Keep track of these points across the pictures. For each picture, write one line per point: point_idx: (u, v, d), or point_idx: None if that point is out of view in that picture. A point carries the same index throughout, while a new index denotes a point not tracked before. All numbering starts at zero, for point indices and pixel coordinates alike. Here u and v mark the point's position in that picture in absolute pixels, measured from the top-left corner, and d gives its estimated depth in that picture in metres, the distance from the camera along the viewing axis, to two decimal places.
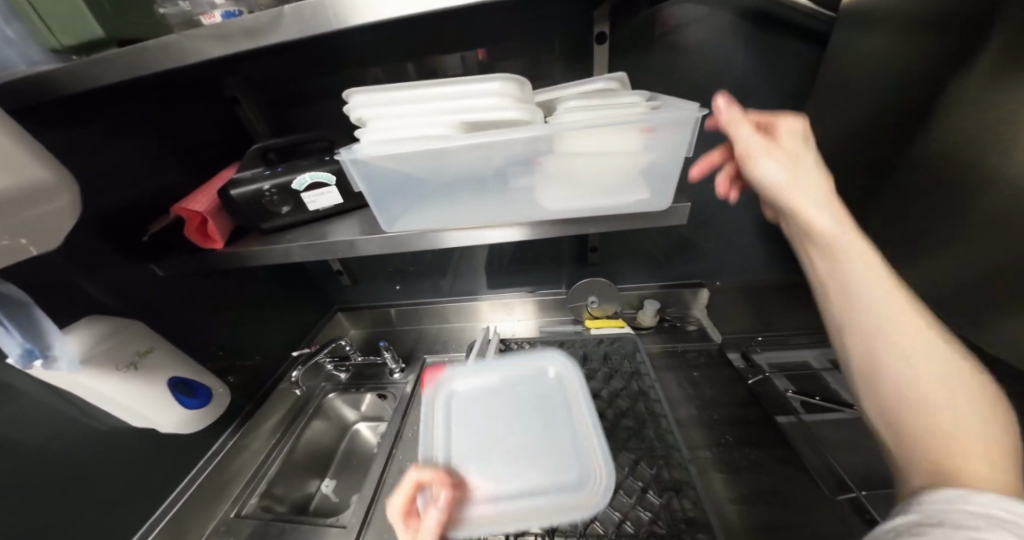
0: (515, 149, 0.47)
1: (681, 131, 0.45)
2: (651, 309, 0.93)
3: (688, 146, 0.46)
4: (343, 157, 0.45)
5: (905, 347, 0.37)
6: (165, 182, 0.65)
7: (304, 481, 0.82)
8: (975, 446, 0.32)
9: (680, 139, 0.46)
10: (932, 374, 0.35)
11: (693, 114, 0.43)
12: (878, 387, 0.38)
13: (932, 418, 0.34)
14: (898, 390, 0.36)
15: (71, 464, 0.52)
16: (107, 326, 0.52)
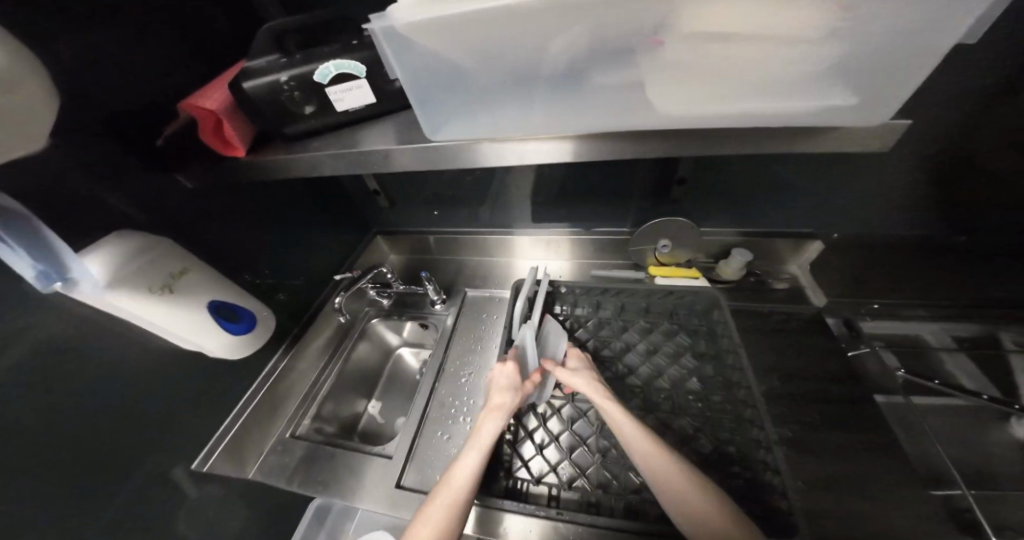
0: (639, 7, 0.29)
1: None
2: (739, 261, 0.77)
3: (960, 29, 0.27)
4: (370, 27, 0.32)
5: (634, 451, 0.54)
6: (174, 73, 0.54)
7: (353, 398, 0.84)
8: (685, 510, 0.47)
9: (950, 9, 0.26)
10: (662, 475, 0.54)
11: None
12: (668, 486, 0.49)
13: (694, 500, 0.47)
14: (669, 488, 0.49)
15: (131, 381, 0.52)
16: (134, 244, 0.47)
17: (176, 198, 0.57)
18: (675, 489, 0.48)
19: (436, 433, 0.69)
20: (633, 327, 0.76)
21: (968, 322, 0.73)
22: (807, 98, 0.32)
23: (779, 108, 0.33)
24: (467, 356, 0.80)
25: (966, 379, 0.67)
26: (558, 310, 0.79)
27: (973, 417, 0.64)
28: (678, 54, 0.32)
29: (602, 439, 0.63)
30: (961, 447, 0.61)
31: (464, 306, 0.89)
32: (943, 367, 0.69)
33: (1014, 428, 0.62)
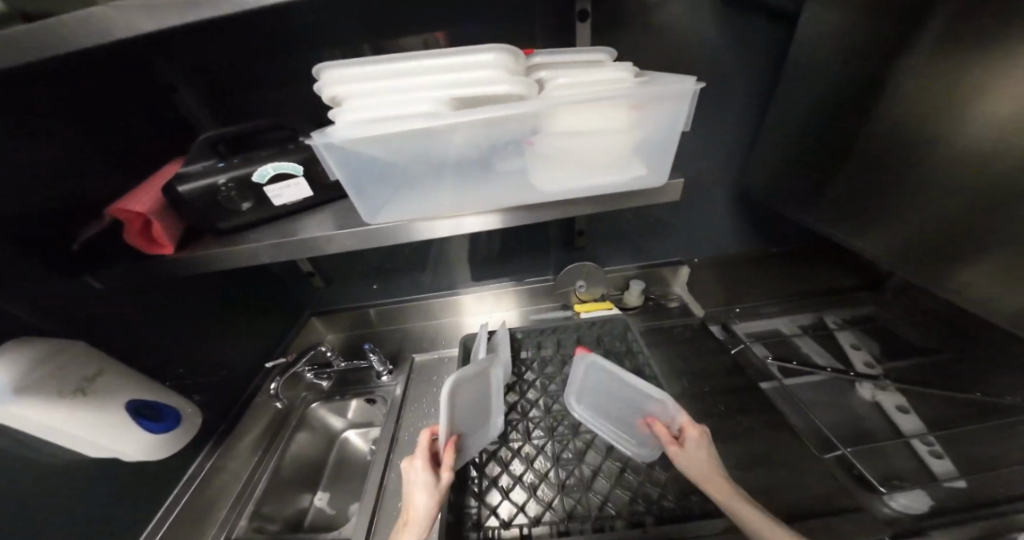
0: (511, 125, 0.43)
1: (676, 103, 0.44)
2: (637, 289, 0.94)
3: (685, 120, 0.46)
4: (315, 141, 0.40)
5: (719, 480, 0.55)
6: (96, 182, 0.56)
7: (295, 495, 0.76)
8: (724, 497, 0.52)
9: (676, 111, 0.45)
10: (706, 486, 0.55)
11: (689, 87, 0.42)
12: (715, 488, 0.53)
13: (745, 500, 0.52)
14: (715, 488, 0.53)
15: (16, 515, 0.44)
16: (44, 349, 0.45)
17: (89, 301, 0.55)
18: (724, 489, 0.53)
19: (396, 505, 0.66)
20: (572, 359, 0.84)
21: (804, 313, 0.97)
22: (635, 166, 0.49)
23: (621, 176, 0.49)
24: (421, 421, 0.80)
25: (818, 357, 0.86)
26: (525, 355, 0.86)
27: (831, 386, 0.79)
28: (546, 147, 0.46)
29: (560, 469, 0.66)
30: (828, 415, 0.75)
31: (413, 372, 0.91)
32: (801, 350, 0.88)
33: (862, 391, 0.77)
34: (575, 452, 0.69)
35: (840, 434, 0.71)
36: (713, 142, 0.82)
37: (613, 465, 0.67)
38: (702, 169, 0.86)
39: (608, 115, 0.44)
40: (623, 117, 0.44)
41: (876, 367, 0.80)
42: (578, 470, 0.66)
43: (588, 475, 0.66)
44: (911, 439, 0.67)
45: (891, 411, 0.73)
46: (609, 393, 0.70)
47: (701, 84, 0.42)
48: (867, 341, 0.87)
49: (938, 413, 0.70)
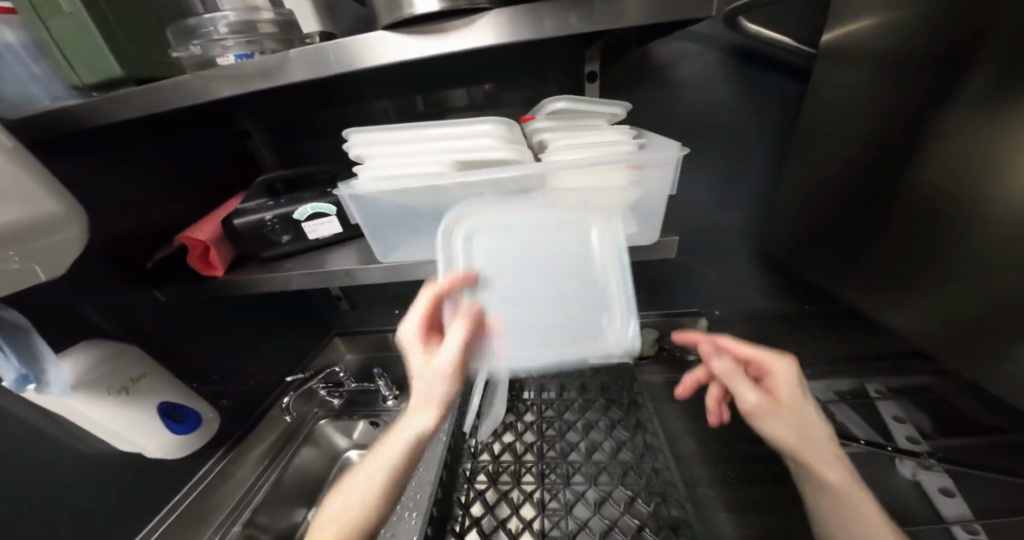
0: (507, 187, 0.48)
1: (661, 169, 0.47)
2: (650, 338, 0.92)
3: (670, 185, 0.48)
4: (341, 192, 0.47)
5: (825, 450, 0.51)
6: (172, 211, 0.68)
7: (291, 509, 0.79)
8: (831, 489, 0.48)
9: (663, 176, 0.47)
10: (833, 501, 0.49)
11: (675, 153, 0.45)
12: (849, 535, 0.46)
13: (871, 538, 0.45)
14: None
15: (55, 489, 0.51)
16: (105, 349, 0.54)
17: (150, 309, 0.65)
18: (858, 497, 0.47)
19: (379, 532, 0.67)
20: (574, 406, 0.83)
21: (843, 378, 0.89)
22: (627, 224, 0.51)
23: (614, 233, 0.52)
24: None
25: (856, 429, 0.78)
26: (526, 397, 0.87)
27: (863, 462, 0.72)
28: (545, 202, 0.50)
29: (545, 519, 0.64)
30: None
31: None
32: (836, 418, 0.80)
33: (903, 469, 0.70)
34: (564, 504, 0.66)
35: None
36: (732, 195, 0.82)
37: (600, 522, 0.63)
38: (720, 221, 0.85)
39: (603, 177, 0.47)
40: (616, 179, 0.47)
41: (922, 444, 0.73)
42: (563, 522, 0.63)
43: (572, 529, 0.62)
44: (951, 525, 0.59)
45: (934, 494, 0.65)
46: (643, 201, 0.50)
47: (685, 150, 0.45)
48: (916, 413, 0.79)
49: (992, 503, 0.62)
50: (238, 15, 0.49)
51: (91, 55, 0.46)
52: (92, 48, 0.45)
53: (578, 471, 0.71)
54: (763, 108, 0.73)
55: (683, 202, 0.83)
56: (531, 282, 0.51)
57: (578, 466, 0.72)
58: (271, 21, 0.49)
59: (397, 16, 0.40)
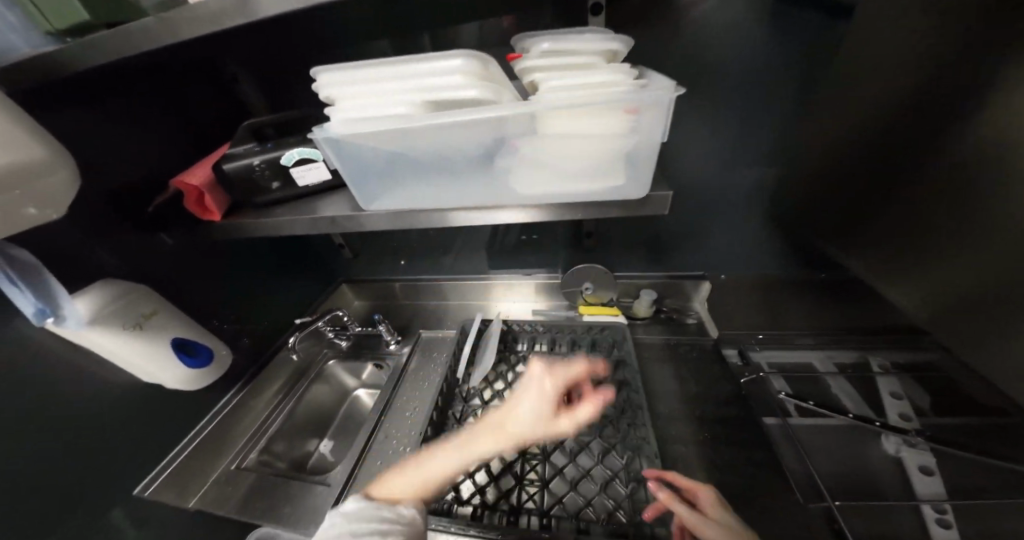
0: (486, 128, 0.45)
1: (654, 113, 0.42)
2: (647, 300, 0.90)
3: (663, 130, 0.44)
4: (316, 136, 0.46)
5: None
6: (169, 157, 0.69)
7: (305, 438, 0.89)
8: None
9: (656, 121, 0.43)
10: None
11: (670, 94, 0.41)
12: None
13: None
14: None
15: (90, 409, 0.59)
16: (117, 289, 0.58)
17: (158, 252, 0.69)
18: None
19: (374, 462, 0.74)
20: (564, 359, 0.85)
21: (845, 349, 0.86)
22: (615, 176, 0.48)
23: (601, 185, 0.49)
24: (414, 392, 0.87)
25: (849, 402, 0.77)
26: (519, 348, 0.89)
27: (846, 433, 0.72)
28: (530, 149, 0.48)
29: (525, 462, 0.68)
30: (832, 464, 0.68)
31: (416, 345, 0.98)
32: (829, 390, 0.79)
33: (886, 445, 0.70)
34: (544, 450, 0.69)
35: (835, 485, 0.65)
36: (749, 151, 0.75)
37: (574, 470, 0.67)
38: (733, 180, 0.79)
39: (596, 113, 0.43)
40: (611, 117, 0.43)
41: (912, 421, 0.71)
42: (541, 466, 0.67)
43: (549, 473, 0.66)
44: (921, 502, 0.60)
45: (912, 471, 0.65)
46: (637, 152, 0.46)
47: (680, 90, 0.41)
48: (914, 390, 0.76)
49: (972, 483, 0.62)
50: None
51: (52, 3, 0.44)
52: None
53: None
54: (794, 47, 0.63)
55: (694, 159, 0.77)
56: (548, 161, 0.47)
57: (560, 416, 0.75)
58: None
59: None
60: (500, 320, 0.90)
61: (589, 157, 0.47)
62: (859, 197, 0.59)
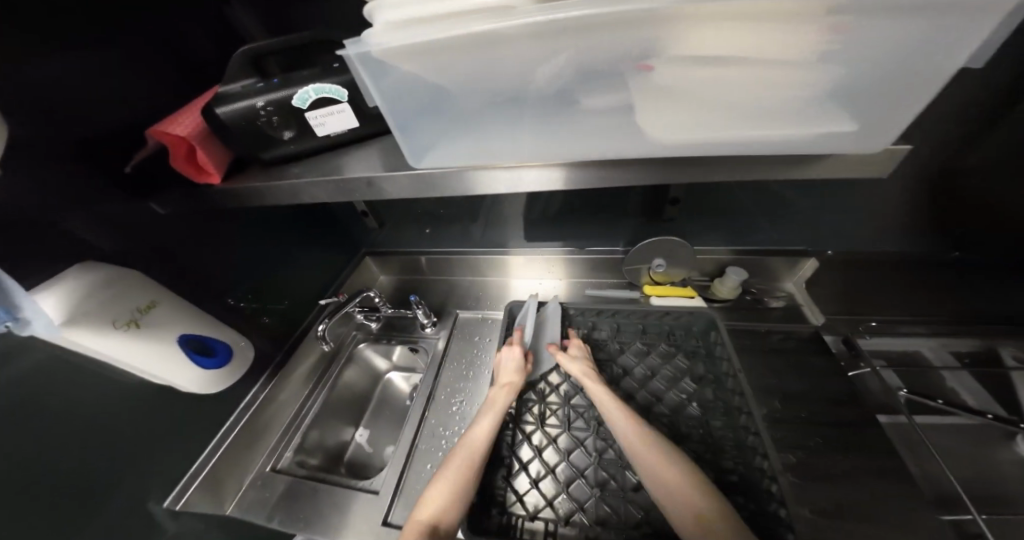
0: (634, 34, 0.28)
1: (964, 18, 0.24)
2: (734, 279, 0.75)
3: (938, 53, 0.26)
4: (347, 52, 0.30)
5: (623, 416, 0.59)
6: (143, 101, 0.52)
7: (339, 428, 0.80)
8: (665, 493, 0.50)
9: (935, 37, 0.25)
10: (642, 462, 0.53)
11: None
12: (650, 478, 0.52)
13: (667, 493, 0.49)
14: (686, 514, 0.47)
15: (93, 419, 0.48)
16: (99, 278, 0.44)
17: (148, 225, 0.55)
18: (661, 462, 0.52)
19: (424, 466, 0.65)
20: (631, 349, 0.73)
21: (968, 336, 0.71)
22: (812, 121, 0.31)
23: (789, 132, 0.31)
24: (459, 383, 0.76)
25: (970, 397, 0.66)
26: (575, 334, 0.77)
27: (972, 435, 0.63)
28: (672, 75, 0.30)
29: (601, 469, 0.61)
30: (957, 466, 0.60)
31: (455, 329, 0.87)
32: (946, 383, 0.68)
33: (1019, 448, 0.61)
34: (620, 457, 0.61)
35: (969, 494, 0.57)
36: None
37: None
38: None
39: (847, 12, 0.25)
40: (867, 21, 0.25)
41: None
42: (620, 476, 0.60)
43: (630, 484, 0.59)
44: None
45: None
46: (873, 84, 0.29)
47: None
48: None
49: None
50: None
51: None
52: None
53: None
54: None
55: None
56: (727, 94, 0.31)
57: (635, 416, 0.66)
58: None
59: None
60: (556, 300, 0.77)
61: (789, 89, 0.30)
62: None
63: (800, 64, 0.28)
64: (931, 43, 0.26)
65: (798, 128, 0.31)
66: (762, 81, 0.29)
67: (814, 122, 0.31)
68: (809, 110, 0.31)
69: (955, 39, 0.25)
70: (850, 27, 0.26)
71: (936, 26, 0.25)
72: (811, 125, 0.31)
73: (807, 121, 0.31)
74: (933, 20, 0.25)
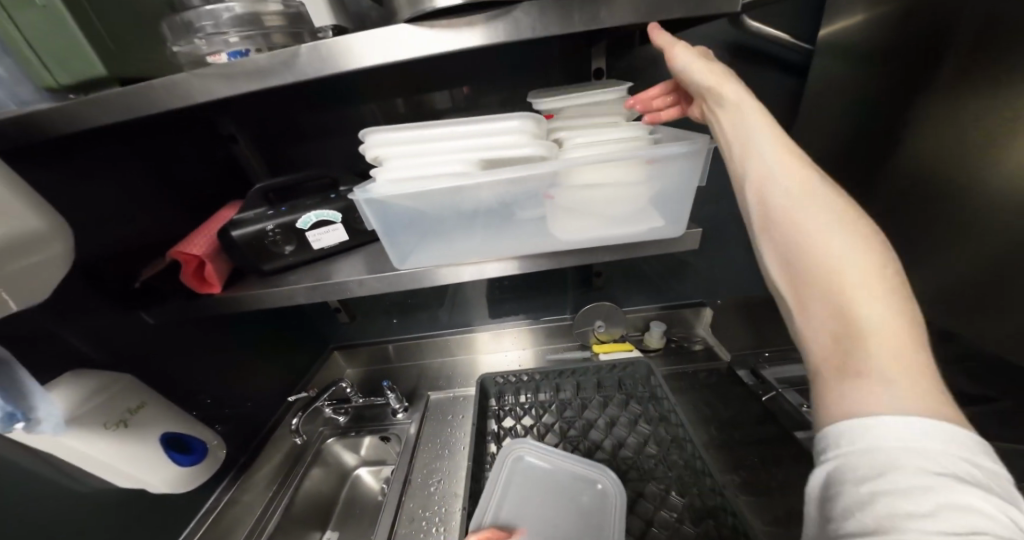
0: (529, 183, 0.46)
1: (694, 161, 0.46)
2: (658, 331, 0.93)
3: (697, 177, 0.48)
4: (358, 197, 0.44)
5: (854, 254, 0.31)
6: (159, 228, 0.62)
7: (304, 534, 0.76)
8: (875, 329, 0.28)
9: (693, 170, 0.47)
10: (861, 274, 0.30)
11: (706, 144, 0.44)
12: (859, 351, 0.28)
13: (847, 304, 0.30)
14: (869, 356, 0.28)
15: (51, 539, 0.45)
16: (100, 379, 0.49)
17: (139, 334, 0.59)
18: (792, 228, 0.33)
19: None
20: (592, 403, 0.83)
21: None
22: (651, 219, 0.51)
23: (637, 227, 0.51)
24: (435, 462, 0.79)
25: None
26: (542, 397, 0.85)
27: None
28: (566, 200, 0.49)
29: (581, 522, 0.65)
30: None
31: (427, 411, 0.91)
32: None
33: None
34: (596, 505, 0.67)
35: None
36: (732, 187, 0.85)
37: (636, 521, 0.64)
38: (718, 214, 0.88)
39: (647, 164, 0.46)
40: (656, 168, 0.46)
41: None
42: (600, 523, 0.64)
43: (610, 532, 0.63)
44: None
45: None
46: (674, 197, 0.50)
47: (714, 144, 0.45)
48: None
49: None
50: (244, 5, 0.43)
51: (71, 47, 0.40)
52: (59, 37, 0.39)
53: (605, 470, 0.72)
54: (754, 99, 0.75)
55: None
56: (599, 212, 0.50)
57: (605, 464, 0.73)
58: (278, 13, 0.44)
59: (420, 9, 0.38)
60: (484, 375, 0.84)
61: (634, 205, 0.50)
62: None
63: (632, 195, 0.49)
64: (691, 173, 0.47)
65: (645, 225, 0.52)
66: (617, 202, 0.49)
67: (651, 220, 0.52)
68: (644, 216, 0.51)
69: (698, 171, 0.47)
70: (652, 169, 0.47)
71: (690, 166, 0.47)
72: (653, 223, 0.51)
73: (649, 221, 0.51)
74: (688, 163, 0.46)
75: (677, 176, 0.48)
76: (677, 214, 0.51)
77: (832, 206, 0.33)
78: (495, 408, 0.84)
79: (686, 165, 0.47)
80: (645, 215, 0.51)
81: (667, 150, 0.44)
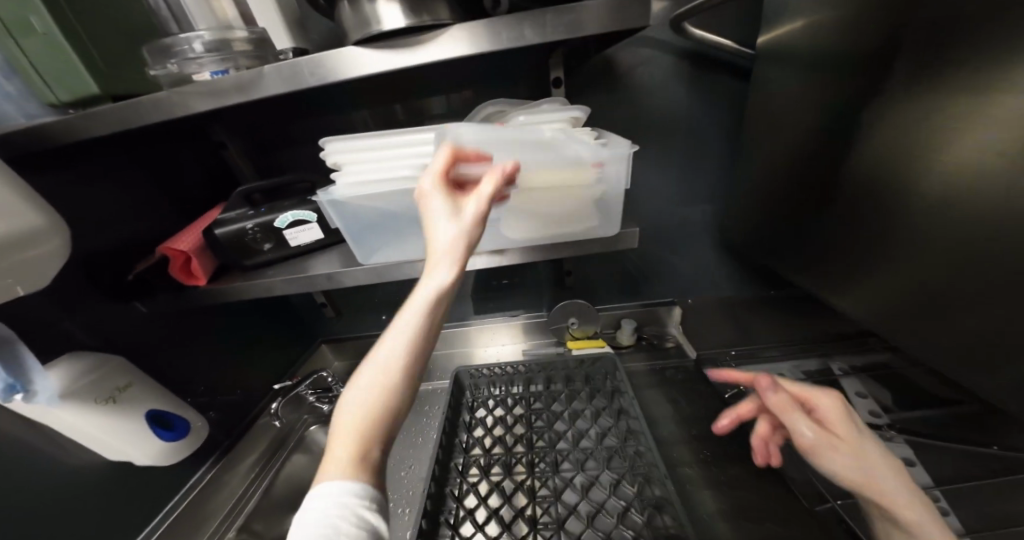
0: None
1: (622, 165, 0.50)
2: (629, 328, 0.96)
3: (625, 181, 0.51)
4: (320, 199, 0.49)
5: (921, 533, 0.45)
6: (153, 227, 0.68)
7: (284, 515, 0.79)
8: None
9: (622, 174, 0.51)
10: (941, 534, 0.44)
11: (627, 151, 0.48)
12: None
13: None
14: None
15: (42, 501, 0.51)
16: (92, 361, 0.55)
17: (133, 323, 0.65)
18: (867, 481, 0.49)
19: None
20: (561, 397, 0.87)
21: (808, 358, 0.88)
22: (589, 220, 0.56)
23: (577, 228, 0.56)
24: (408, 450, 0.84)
25: None
26: (517, 390, 0.89)
27: None
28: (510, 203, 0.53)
29: (536, 506, 0.68)
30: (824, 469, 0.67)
31: None
32: None
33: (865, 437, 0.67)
34: (553, 490, 0.70)
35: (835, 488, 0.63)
36: (697, 190, 0.89)
37: (588, 506, 0.67)
38: (686, 215, 0.91)
39: (577, 169, 0.50)
40: (587, 172, 0.50)
41: (882, 416, 0.71)
42: (554, 506, 0.67)
43: (562, 515, 0.66)
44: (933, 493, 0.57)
45: None
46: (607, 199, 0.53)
47: (636, 148, 0.48)
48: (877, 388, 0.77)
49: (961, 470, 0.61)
50: (213, 33, 0.49)
51: (67, 66, 0.46)
52: (56, 56, 0.45)
53: (566, 459, 0.75)
54: (712, 106, 0.79)
55: (650, 195, 0.89)
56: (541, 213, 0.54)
57: (566, 453, 0.76)
58: (244, 40, 0.50)
59: (366, 32, 0.42)
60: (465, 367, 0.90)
61: (571, 207, 0.54)
62: (799, 209, 0.69)
63: (569, 197, 0.53)
64: (619, 175, 0.51)
65: (584, 225, 0.56)
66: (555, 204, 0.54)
67: (590, 220, 0.56)
68: (583, 216, 0.56)
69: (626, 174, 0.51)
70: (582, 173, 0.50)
71: (618, 170, 0.50)
72: (589, 224, 0.56)
73: (588, 222, 0.56)
74: (616, 167, 0.50)
75: (609, 180, 0.51)
76: (612, 215, 0.55)
77: (888, 469, 0.49)
78: (469, 399, 0.88)
79: (615, 169, 0.50)
80: (584, 215, 0.55)
81: (591, 156, 0.48)
